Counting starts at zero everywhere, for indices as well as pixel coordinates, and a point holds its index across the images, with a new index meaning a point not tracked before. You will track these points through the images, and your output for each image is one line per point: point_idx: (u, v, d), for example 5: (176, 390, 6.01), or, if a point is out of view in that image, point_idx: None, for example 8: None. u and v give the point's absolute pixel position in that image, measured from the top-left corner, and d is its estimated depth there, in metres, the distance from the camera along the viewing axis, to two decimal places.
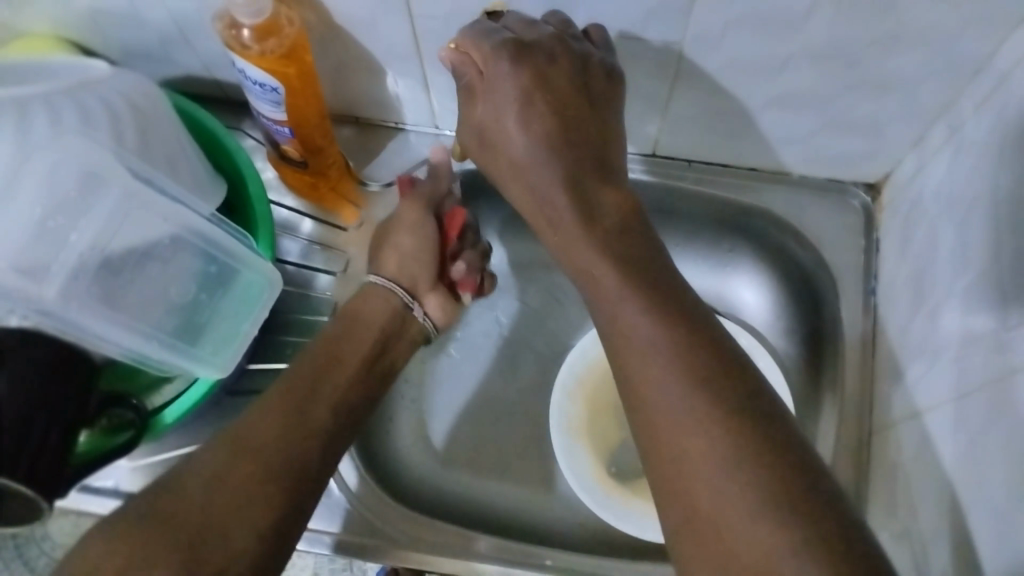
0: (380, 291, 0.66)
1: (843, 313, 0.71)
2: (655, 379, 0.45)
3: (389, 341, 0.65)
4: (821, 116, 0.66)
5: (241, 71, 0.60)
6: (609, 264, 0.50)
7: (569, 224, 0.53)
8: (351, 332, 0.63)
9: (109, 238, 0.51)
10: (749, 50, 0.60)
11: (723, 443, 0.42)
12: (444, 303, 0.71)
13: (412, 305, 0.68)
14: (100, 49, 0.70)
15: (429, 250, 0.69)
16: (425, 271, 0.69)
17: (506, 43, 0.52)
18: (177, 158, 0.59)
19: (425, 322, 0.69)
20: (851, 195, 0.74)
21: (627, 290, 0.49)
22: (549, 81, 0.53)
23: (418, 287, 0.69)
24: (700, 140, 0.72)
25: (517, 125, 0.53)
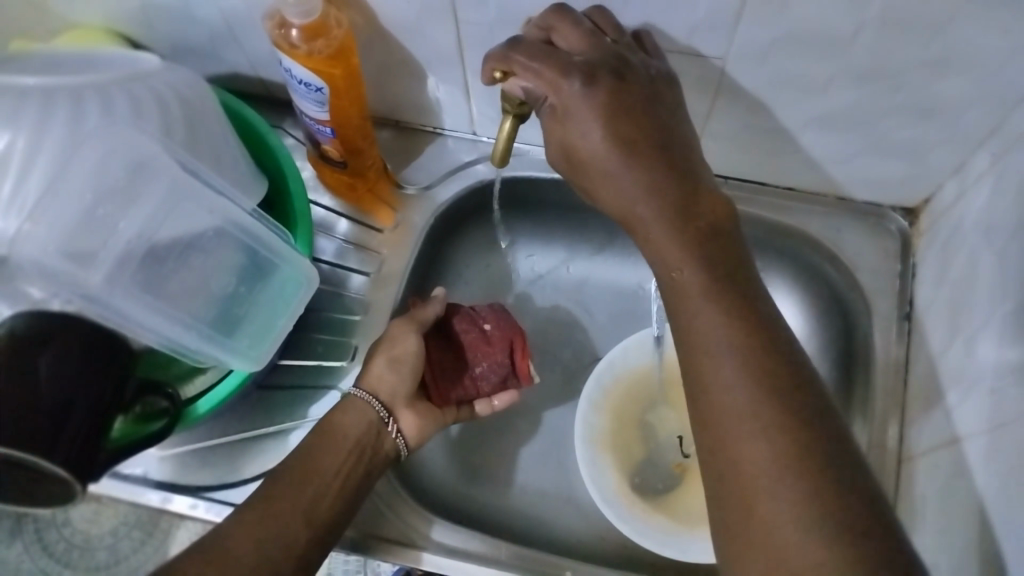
0: (357, 404, 0.63)
1: (877, 337, 0.70)
2: (726, 382, 0.45)
3: (362, 460, 0.60)
4: (862, 138, 0.66)
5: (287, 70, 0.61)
6: (687, 261, 0.50)
7: (658, 225, 0.51)
8: (326, 444, 0.60)
9: (156, 228, 0.52)
10: (792, 69, 0.60)
11: (786, 456, 0.42)
12: (421, 423, 0.65)
13: (387, 420, 0.63)
14: (150, 44, 0.72)
15: (406, 363, 0.65)
16: (401, 386, 0.64)
17: (574, 66, 0.52)
18: (223, 153, 0.60)
19: (399, 440, 0.63)
20: (889, 219, 0.74)
21: (705, 288, 0.48)
22: (628, 96, 0.52)
23: (394, 403, 0.64)
24: (738, 157, 0.72)
25: (601, 136, 0.51)
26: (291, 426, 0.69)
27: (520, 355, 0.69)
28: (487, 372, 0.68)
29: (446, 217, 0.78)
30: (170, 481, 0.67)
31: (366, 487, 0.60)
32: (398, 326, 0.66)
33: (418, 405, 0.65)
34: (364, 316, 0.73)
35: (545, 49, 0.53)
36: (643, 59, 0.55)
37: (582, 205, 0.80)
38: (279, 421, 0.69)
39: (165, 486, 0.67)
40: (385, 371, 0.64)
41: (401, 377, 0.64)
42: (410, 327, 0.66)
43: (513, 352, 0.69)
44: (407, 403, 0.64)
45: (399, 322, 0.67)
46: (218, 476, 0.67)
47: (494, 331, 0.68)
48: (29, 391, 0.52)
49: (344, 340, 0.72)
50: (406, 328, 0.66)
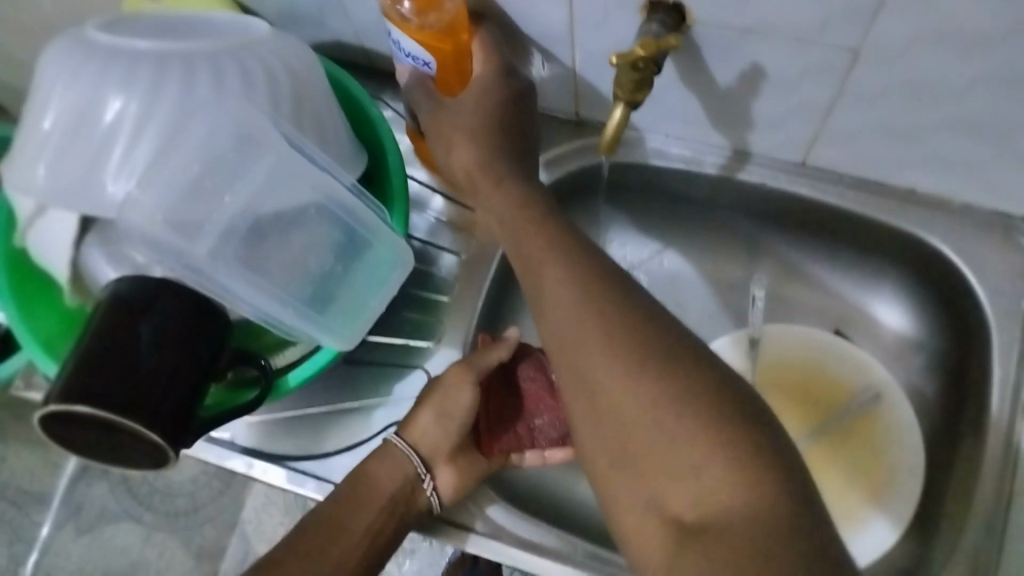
0: (397, 456, 0.62)
1: (997, 359, 0.65)
2: (601, 364, 0.46)
3: (393, 518, 0.60)
4: (999, 145, 0.60)
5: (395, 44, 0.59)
6: (555, 264, 0.52)
7: (523, 215, 0.58)
8: (363, 498, 0.60)
9: (262, 201, 0.51)
10: (931, 65, 0.55)
11: (686, 415, 0.43)
12: (459, 481, 0.63)
13: (423, 476, 0.62)
14: (258, 10, 0.72)
15: (457, 414, 0.63)
16: (445, 439, 0.63)
17: (486, 81, 0.62)
18: (327, 127, 0.59)
19: (434, 498, 0.62)
20: (1021, 232, 0.68)
21: (560, 267, 0.52)
22: (507, 115, 0.62)
23: (434, 458, 0.62)
24: (856, 157, 0.67)
25: (466, 129, 0.61)
26: (375, 404, 0.69)
27: None
28: (543, 425, 0.67)
29: None
30: (257, 448, 0.68)
31: (393, 545, 0.61)
32: (456, 373, 0.63)
33: (460, 459, 0.64)
34: (451, 297, 0.72)
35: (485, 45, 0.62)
36: (530, 84, 0.65)
37: (684, 196, 0.77)
38: (363, 397, 0.70)
39: (251, 452, 0.68)
40: (432, 422, 0.63)
41: (446, 432, 0.63)
42: (467, 372, 0.64)
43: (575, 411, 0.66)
44: (449, 456, 0.63)
45: (456, 366, 0.64)
46: (301, 447, 0.68)
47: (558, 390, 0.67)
48: (129, 355, 0.52)
49: (433, 321, 0.72)
50: (463, 374, 0.63)
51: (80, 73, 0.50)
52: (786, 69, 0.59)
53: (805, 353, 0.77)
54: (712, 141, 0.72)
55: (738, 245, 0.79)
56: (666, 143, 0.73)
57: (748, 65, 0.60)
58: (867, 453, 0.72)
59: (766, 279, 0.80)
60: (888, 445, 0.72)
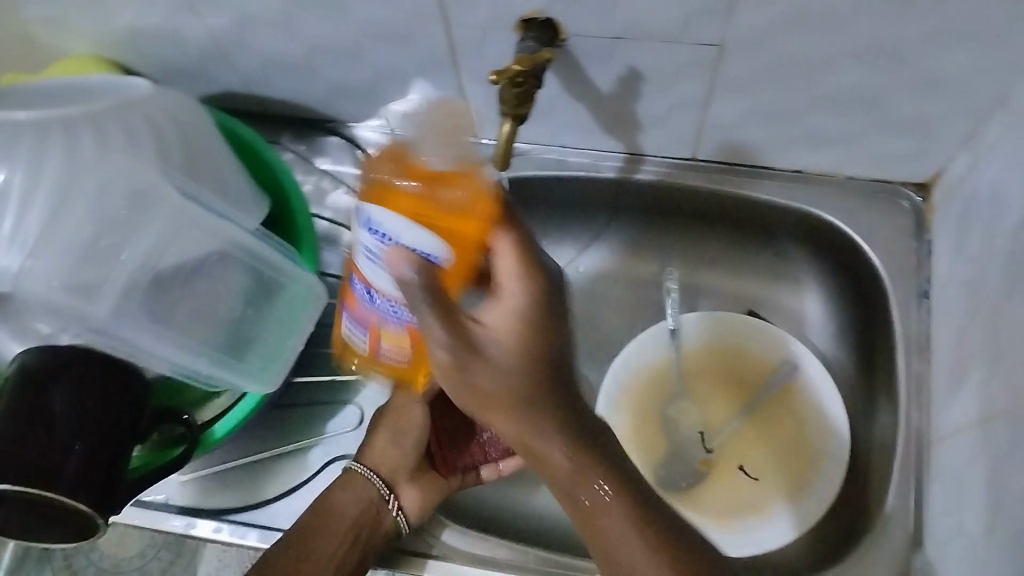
0: (358, 481, 0.63)
1: (897, 317, 0.69)
2: (553, 451, 0.53)
3: (358, 543, 0.60)
4: (868, 117, 0.64)
5: (375, 267, 0.51)
6: (545, 424, 0.53)
7: (543, 432, 0.53)
8: (324, 523, 0.60)
9: (159, 256, 0.51)
10: (791, 51, 0.58)
11: (626, 503, 0.53)
12: (425, 500, 0.64)
13: (388, 497, 0.62)
14: (141, 69, 0.72)
15: (413, 430, 0.65)
16: (404, 457, 0.64)
17: (530, 274, 0.52)
18: (224, 175, 0.59)
19: (400, 518, 0.62)
20: (902, 196, 0.72)
21: (529, 390, 0.52)
22: (541, 312, 0.52)
23: (395, 477, 0.63)
24: (742, 145, 0.71)
25: (444, 335, 0.50)
26: (309, 444, 0.69)
27: None
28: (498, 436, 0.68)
29: None
30: (194, 506, 0.67)
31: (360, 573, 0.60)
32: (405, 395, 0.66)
33: (422, 478, 0.65)
34: None
35: (528, 266, 0.52)
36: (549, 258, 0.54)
37: (589, 202, 0.79)
38: (298, 438, 0.70)
39: (188, 511, 0.67)
40: (389, 444, 0.64)
41: (404, 452, 0.64)
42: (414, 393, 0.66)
43: None
44: (409, 475, 0.64)
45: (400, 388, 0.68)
46: (240, 498, 0.68)
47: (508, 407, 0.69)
48: (45, 425, 0.52)
49: None
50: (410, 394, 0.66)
51: None
52: (663, 68, 0.62)
53: (722, 343, 0.79)
54: (606, 146, 0.74)
55: (647, 244, 0.82)
56: (563, 153, 0.76)
57: (627, 70, 0.63)
58: (785, 428, 0.75)
59: (679, 271, 0.82)
60: (806, 417, 0.74)
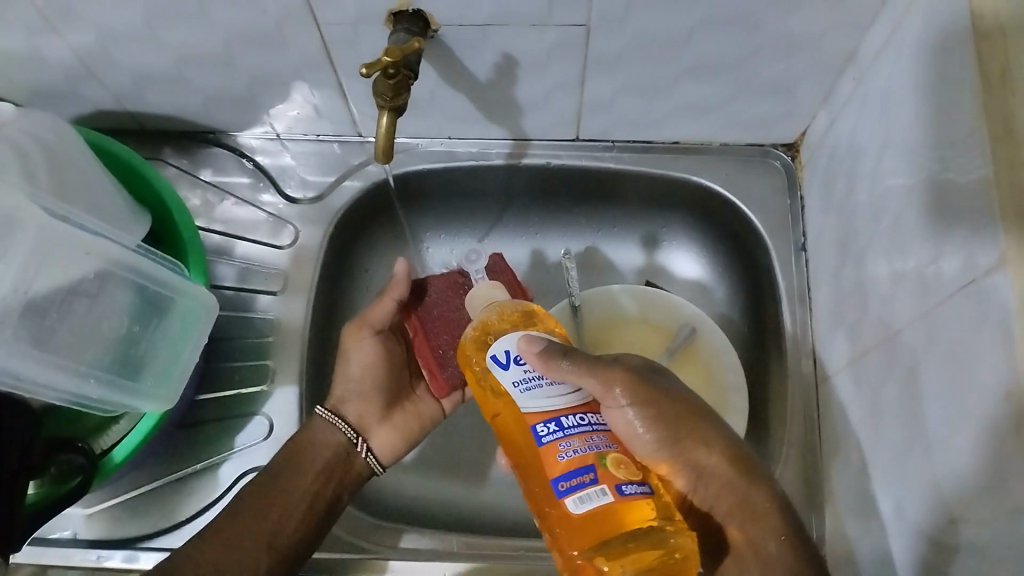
0: (323, 425, 0.64)
1: (778, 271, 0.73)
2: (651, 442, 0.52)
3: (331, 481, 0.62)
4: (732, 83, 0.68)
5: (538, 393, 0.47)
6: (715, 440, 0.54)
7: (717, 466, 0.53)
8: (293, 465, 0.61)
9: (30, 281, 0.48)
10: (652, 26, 0.61)
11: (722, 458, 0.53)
12: (393, 441, 0.66)
13: (356, 441, 0.64)
14: (4, 95, 0.69)
15: (371, 368, 0.65)
16: (366, 401, 0.65)
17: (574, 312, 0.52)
18: (97, 194, 0.57)
19: (371, 459, 0.65)
20: (773, 156, 0.76)
21: (636, 389, 0.51)
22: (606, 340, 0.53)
23: (364, 422, 0.65)
24: (619, 122, 0.73)
25: (642, 422, 0.51)
26: (220, 460, 0.68)
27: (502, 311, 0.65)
28: None
29: (344, 225, 0.77)
30: (104, 537, 0.65)
31: (335, 511, 0.61)
32: (358, 333, 0.66)
33: (391, 417, 0.66)
34: (276, 336, 0.72)
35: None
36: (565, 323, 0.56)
37: (481, 191, 0.80)
38: (207, 457, 0.68)
39: (98, 543, 0.64)
40: (352, 384, 0.65)
41: (365, 394, 0.65)
42: (363, 329, 0.66)
43: None
44: (379, 417, 0.66)
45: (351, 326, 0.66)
46: (151, 523, 0.66)
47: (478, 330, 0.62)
48: None
49: (264, 363, 0.71)
50: (360, 332, 0.66)
51: None
52: (535, 52, 0.64)
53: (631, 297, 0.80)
54: (492, 135, 0.76)
55: (544, 227, 0.84)
56: (450, 145, 0.77)
57: (501, 57, 0.64)
58: (709, 358, 0.77)
59: (575, 250, 0.84)
60: (712, 372, 0.76)
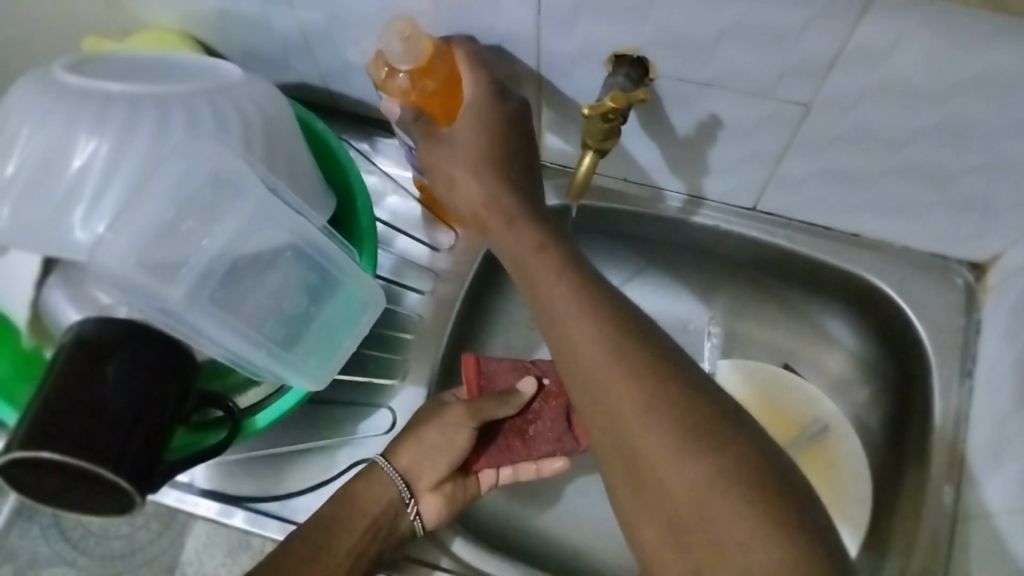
0: (383, 478, 0.62)
1: (935, 390, 0.69)
2: (569, 314, 0.52)
3: (374, 540, 0.60)
4: (936, 191, 0.64)
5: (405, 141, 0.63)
6: (562, 286, 0.53)
7: (610, 362, 0.48)
8: (349, 516, 0.60)
9: (236, 245, 0.51)
10: (871, 120, 0.59)
11: (624, 353, 0.48)
12: (443, 509, 0.63)
13: (407, 500, 0.62)
14: (222, 50, 0.73)
15: (452, 450, 0.63)
16: (434, 469, 0.63)
17: (491, 80, 0.60)
18: (298, 171, 0.59)
19: (417, 522, 0.62)
20: (955, 272, 0.72)
21: (529, 242, 0.57)
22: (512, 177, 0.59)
23: (420, 483, 0.63)
24: (802, 202, 0.71)
25: (569, 292, 0.53)
26: (337, 444, 0.69)
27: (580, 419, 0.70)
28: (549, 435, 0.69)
29: None
30: (216, 490, 0.67)
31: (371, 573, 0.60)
32: (460, 412, 0.64)
33: (443, 486, 0.64)
34: (415, 334, 0.73)
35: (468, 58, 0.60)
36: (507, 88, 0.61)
37: (641, 235, 0.79)
38: (326, 436, 0.70)
39: (211, 494, 0.67)
40: (433, 448, 0.63)
41: (434, 464, 0.63)
42: (468, 417, 0.64)
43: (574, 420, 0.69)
44: (432, 484, 0.63)
45: (461, 406, 0.64)
46: (261, 488, 0.68)
47: (542, 437, 0.69)
48: (94, 395, 0.52)
49: (398, 359, 0.72)
50: (465, 418, 0.64)
51: (49, 112, 0.51)
52: (743, 119, 0.62)
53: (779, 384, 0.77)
54: (667, 184, 0.75)
55: (692, 284, 0.82)
56: (624, 187, 0.76)
57: (707, 116, 0.63)
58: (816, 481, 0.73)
59: (721, 316, 0.82)
60: (842, 472, 0.73)
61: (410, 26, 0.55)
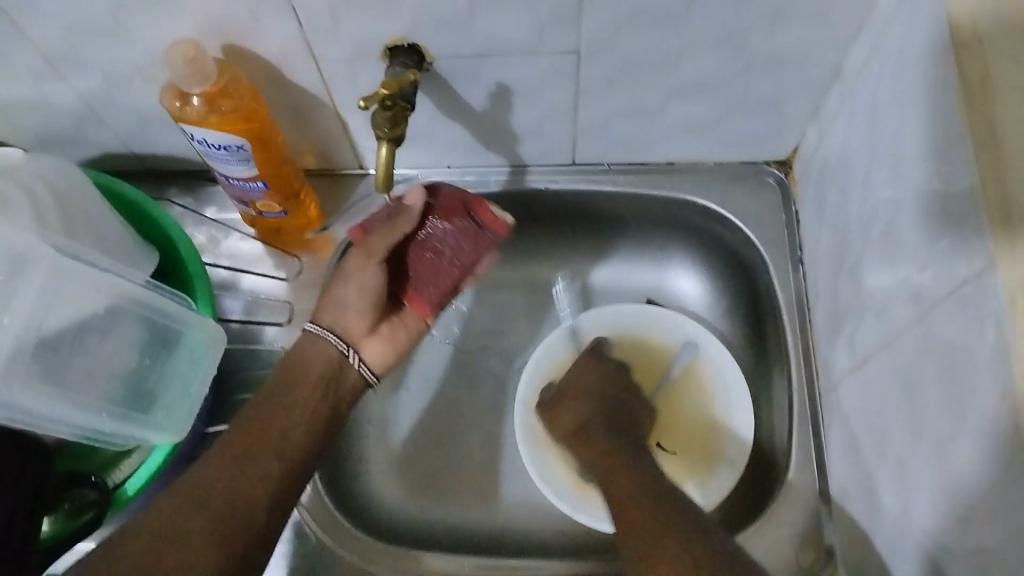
0: (316, 339, 0.64)
1: (774, 282, 0.74)
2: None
3: (326, 396, 0.64)
4: (721, 102, 0.69)
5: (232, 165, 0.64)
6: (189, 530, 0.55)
7: None
8: (286, 401, 0.62)
9: (43, 317, 0.50)
10: (638, 50, 0.62)
11: None
12: (386, 350, 0.66)
13: (348, 353, 0.65)
14: (13, 140, 0.71)
15: (368, 294, 0.63)
16: (361, 318, 0.64)
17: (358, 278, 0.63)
18: (106, 232, 0.60)
19: (364, 369, 0.66)
20: (766, 173, 0.78)
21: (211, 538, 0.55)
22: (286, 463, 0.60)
23: (354, 335, 0.65)
24: (613, 145, 0.75)
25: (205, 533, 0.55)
26: None
27: (480, 206, 0.60)
28: (454, 243, 0.60)
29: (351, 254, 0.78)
30: None
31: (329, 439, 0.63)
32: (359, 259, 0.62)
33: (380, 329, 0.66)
34: None
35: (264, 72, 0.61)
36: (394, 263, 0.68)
37: None
38: None
39: None
40: (349, 303, 0.64)
41: (359, 313, 0.64)
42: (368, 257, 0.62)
43: (472, 207, 0.60)
44: (367, 331, 0.65)
45: (360, 252, 0.62)
46: None
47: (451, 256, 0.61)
48: None
49: None
50: (365, 261, 0.62)
51: None
52: (527, 79, 0.65)
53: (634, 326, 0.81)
54: (489, 161, 0.78)
55: (544, 250, 0.85)
56: (450, 174, 0.79)
57: (495, 85, 0.66)
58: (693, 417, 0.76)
59: (577, 271, 0.85)
60: (711, 394, 0.76)
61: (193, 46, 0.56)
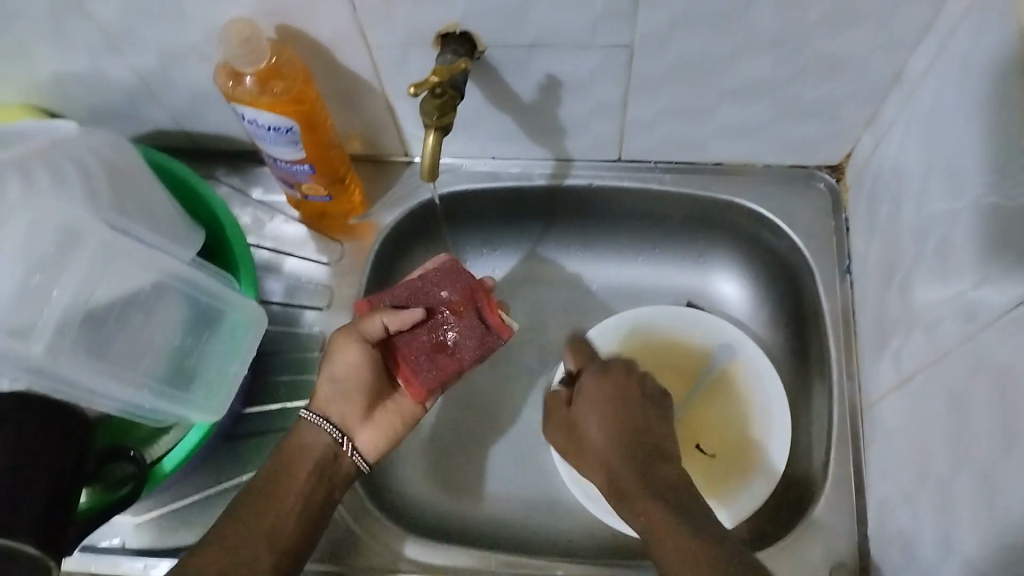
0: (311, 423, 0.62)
1: (819, 290, 0.72)
2: None
3: (323, 482, 0.60)
4: (775, 104, 0.68)
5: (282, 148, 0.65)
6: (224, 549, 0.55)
7: None
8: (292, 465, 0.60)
9: (91, 289, 0.51)
10: (691, 48, 0.61)
11: None
12: (380, 441, 0.64)
13: (342, 441, 0.62)
14: (68, 113, 0.72)
15: (356, 371, 0.62)
16: (351, 400, 0.62)
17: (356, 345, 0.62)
18: (155, 210, 0.60)
19: (358, 459, 0.62)
20: (817, 178, 0.76)
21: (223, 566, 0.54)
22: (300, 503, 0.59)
23: (347, 422, 0.62)
24: (660, 143, 0.74)
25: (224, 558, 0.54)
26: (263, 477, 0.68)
27: (490, 308, 0.62)
28: (462, 333, 0.61)
29: (392, 241, 0.78)
30: (149, 547, 0.66)
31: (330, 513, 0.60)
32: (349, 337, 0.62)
33: (377, 416, 0.64)
34: (320, 350, 0.73)
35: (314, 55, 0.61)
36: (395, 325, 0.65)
37: (523, 209, 0.81)
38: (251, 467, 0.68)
39: (144, 552, 0.65)
40: (339, 379, 0.62)
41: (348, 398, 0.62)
42: (354, 334, 0.62)
43: (483, 306, 0.62)
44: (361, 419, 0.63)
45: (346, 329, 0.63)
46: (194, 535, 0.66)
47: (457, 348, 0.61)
48: None
49: (307, 378, 0.72)
50: (351, 338, 0.62)
51: None
52: (578, 73, 0.65)
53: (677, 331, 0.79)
54: (534, 154, 0.77)
55: (585, 246, 0.84)
56: (494, 166, 0.78)
57: (545, 78, 0.65)
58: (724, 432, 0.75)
59: (617, 269, 0.85)
60: (748, 407, 0.75)
61: (248, 27, 0.56)
